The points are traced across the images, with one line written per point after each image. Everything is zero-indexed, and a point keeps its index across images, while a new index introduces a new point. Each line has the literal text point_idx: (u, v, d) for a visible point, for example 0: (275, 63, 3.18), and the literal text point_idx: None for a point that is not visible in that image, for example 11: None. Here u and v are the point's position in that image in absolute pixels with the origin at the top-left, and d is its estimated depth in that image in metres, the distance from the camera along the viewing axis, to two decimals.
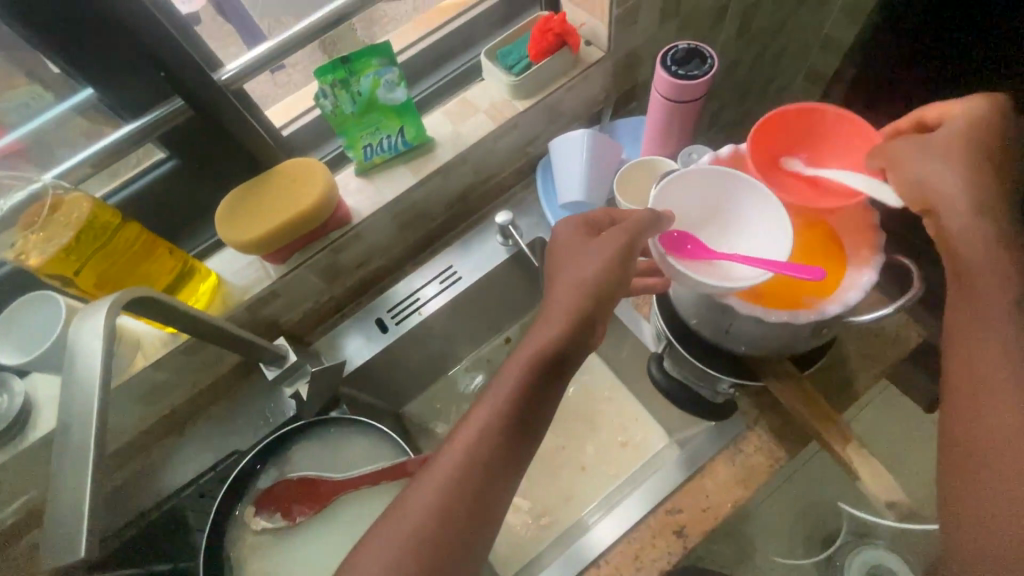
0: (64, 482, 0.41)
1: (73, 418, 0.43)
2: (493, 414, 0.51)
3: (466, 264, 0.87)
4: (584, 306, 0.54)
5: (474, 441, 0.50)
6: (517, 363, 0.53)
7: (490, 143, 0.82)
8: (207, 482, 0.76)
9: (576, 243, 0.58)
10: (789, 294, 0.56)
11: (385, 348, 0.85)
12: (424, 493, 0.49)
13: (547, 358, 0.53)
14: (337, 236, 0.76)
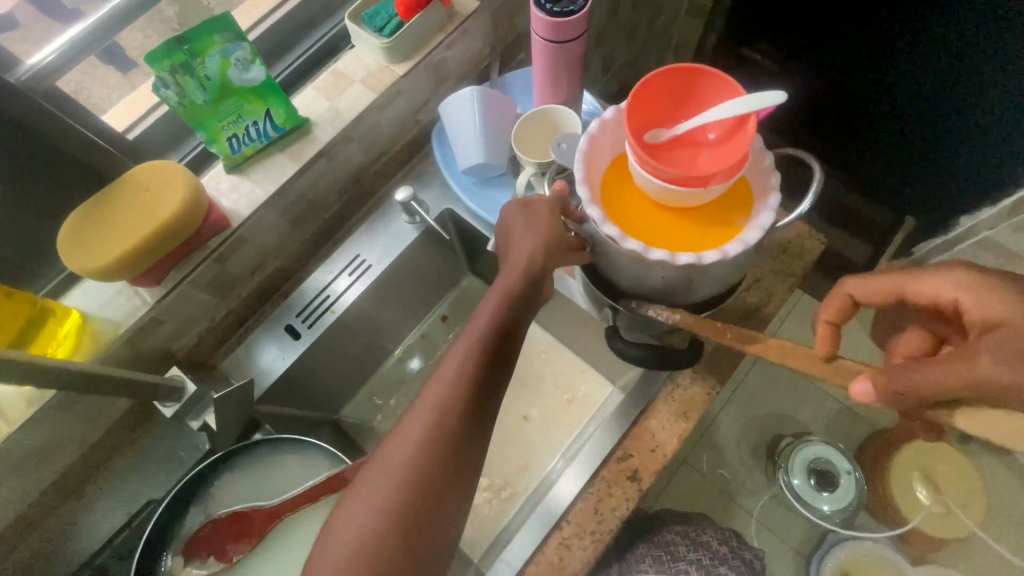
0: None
1: None
2: (441, 392, 0.50)
3: (375, 250, 0.81)
4: (525, 282, 0.57)
5: (430, 420, 0.49)
6: (455, 355, 0.53)
7: (374, 115, 0.75)
8: (122, 544, 0.69)
9: (518, 217, 0.61)
10: (720, 222, 0.58)
11: (302, 355, 0.77)
12: (377, 490, 0.47)
13: (497, 328, 0.54)
14: (217, 245, 0.67)
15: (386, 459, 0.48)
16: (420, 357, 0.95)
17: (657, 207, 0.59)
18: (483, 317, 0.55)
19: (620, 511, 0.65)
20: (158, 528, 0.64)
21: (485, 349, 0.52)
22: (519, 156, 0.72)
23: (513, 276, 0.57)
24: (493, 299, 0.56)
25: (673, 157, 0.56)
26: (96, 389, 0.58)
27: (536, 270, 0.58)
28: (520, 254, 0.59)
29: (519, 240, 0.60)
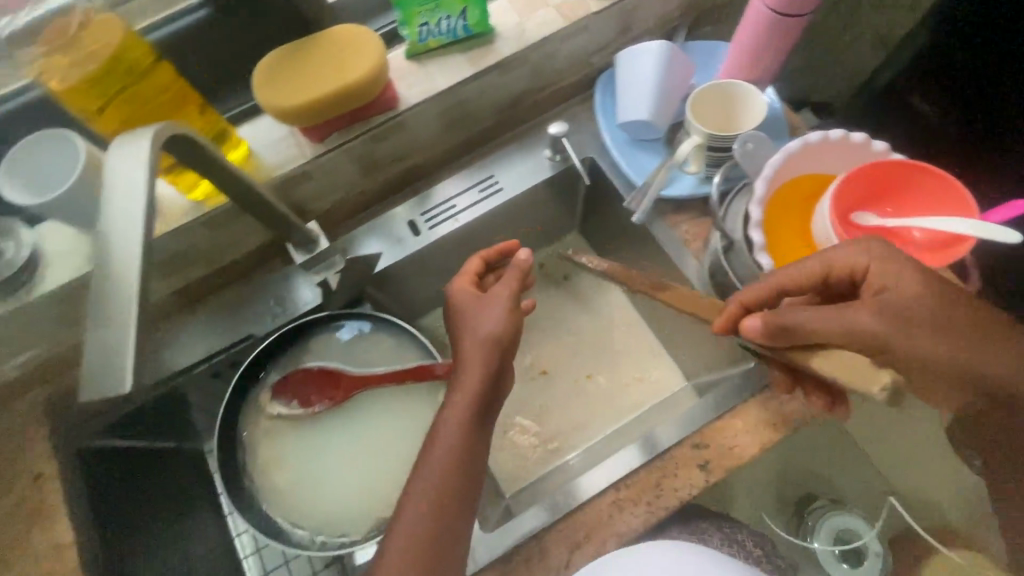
0: (117, 291, 0.35)
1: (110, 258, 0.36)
2: (459, 420, 0.55)
3: (510, 175, 0.81)
4: (495, 358, 0.58)
5: (454, 439, 0.55)
6: (450, 407, 0.56)
7: (556, 42, 0.75)
8: (220, 363, 0.74)
9: (469, 299, 0.62)
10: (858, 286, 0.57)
11: (414, 253, 0.78)
12: (426, 480, 0.53)
13: (487, 371, 0.57)
14: (380, 122, 0.69)
15: (430, 453, 0.54)
16: None
17: None
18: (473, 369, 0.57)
19: (681, 493, 0.65)
20: (258, 360, 0.69)
21: (487, 382, 0.57)
22: (689, 120, 0.68)
23: (500, 331, 0.59)
24: (482, 347, 0.58)
25: (862, 234, 0.56)
26: (261, 214, 0.60)
27: (509, 340, 0.59)
28: (485, 333, 0.58)
29: (482, 321, 0.60)
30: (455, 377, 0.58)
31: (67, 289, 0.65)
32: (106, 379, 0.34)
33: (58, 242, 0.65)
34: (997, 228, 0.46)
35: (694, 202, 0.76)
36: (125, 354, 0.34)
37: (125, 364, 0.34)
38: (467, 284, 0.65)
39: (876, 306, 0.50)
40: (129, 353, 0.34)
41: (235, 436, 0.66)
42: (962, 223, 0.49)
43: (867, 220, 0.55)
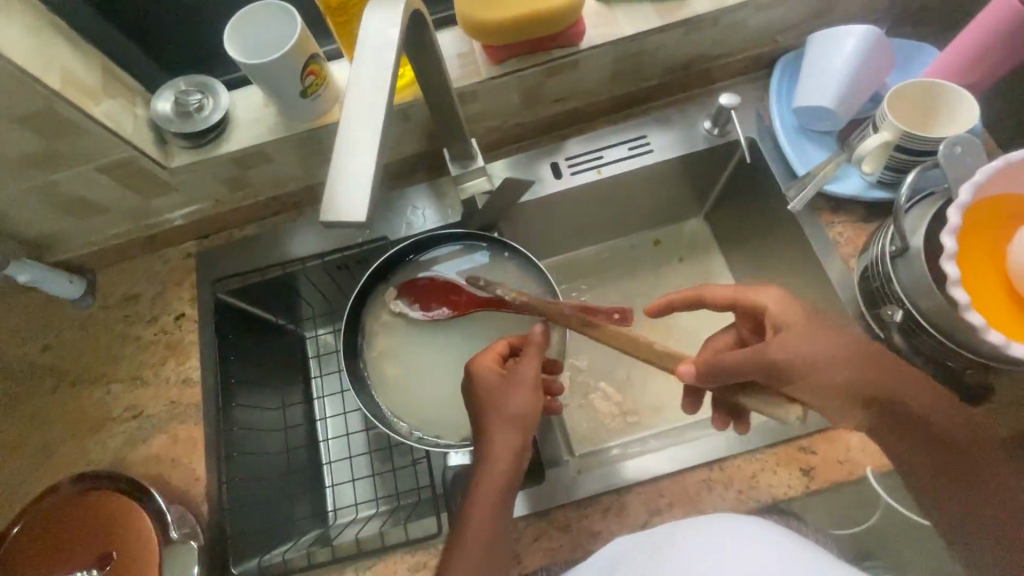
0: (361, 137, 0.38)
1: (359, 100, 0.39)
2: (486, 508, 0.53)
3: (662, 139, 0.80)
4: (522, 443, 0.55)
5: (489, 519, 0.53)
6: (479, 492, 0.54)
7: (749, 11, 0.72)
8: (353, 256, 0.78)
9: (494, 382, 0.57)
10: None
11: (550, 194, 0.79)
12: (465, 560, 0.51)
13: (513, 451, 0.55)
14: (558, 56, 0.70)
15: (467, 534, 0.52)
16: (620, 262, 0.95)
17: (1010, 298, 0.52)
18: (500, 448, 0.55)
19: (777, 491, 0.63)
20: (393, 259, 0.72)
21: (513, 459, 0.55)
22: (883, 113, 0.64)
23: (528, 415, 0.56)
24: (511, 428, 0.55)
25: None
26: (439, 117, 0.62)
27: (534, 423, 0.56)
28: (514, 414, 0.55)
29: (510, 405, 0.56)
30: (482, 450, 0.55)
31: (246, 154, 0.71)
32: (343, 205, 0.36)
33: (246, 109, 0.71)
34: None
35: (855, 205, 0.72)
36: (363, 190, 0.36)
37: (362, 198, 0.36)
38: (490, 361, 0.59)
39: (814, 348, 0.53)
40: (366, 190, 0.37)
41: (359, 322, 0.71)
42: None
43: None
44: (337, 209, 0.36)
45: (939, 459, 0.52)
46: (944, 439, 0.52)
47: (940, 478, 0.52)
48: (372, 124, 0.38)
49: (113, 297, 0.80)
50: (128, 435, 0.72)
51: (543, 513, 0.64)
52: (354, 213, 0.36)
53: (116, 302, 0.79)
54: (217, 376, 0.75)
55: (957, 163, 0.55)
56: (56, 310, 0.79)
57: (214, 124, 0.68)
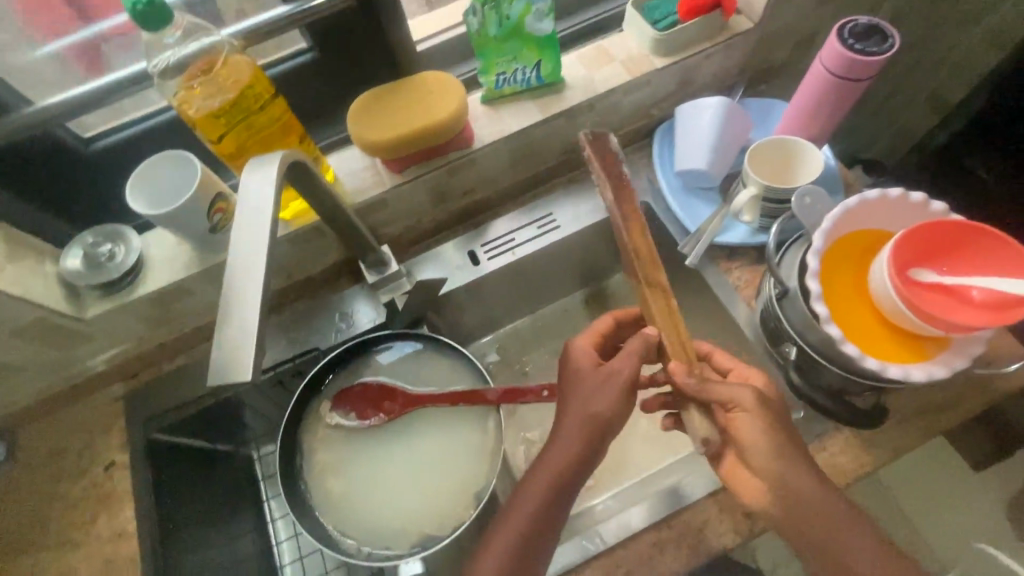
0: (246, 295, 0.40)
1: (237, 261, 0.42)
2: (535, 500, 0.57)
3: (567, 213, 0.86)
4: (590, 444, 0.57)
5: (532, 512, 0.57)
6: (530, 487, 0.58)
7: (620, 94, 0.80)
8: (284, 372, 0.79)
9: (583, 372, 0.61)
10: (917, 338, 0.57)
11: (471, 281, 0.82)
12: (494, 555, 0.56)
13: (579, 451, 0.57)
14: (454, 159, 0.75)
15: (506, 521, 0.57)
16: (555, 329, 0.99)
17: (881, 323, 0.58)
18: (564, 446, 0.58)
19: (724, 540, 0.64)
20: (322, 371, 0.73)
21: (576, 462, 0.57)
22: (748, 171, 0.71)
23: (604, 415, 0.57)
24: (575, 429, 0.58)
25: (922, 290, 0.55)
26: (342, 234, 0.65)
27: (611, 425, 0.58)
28: (590, 412, 0.58)
29: (589, 399, 0.59)
30: (554, 439, 0.58)
31: (162, 292, 0.72)
32: (227, 368, 0.37)
33: (160, 249, 0.72)
34: None
35: (746, 249, 0.78)
36: (249, 346, 0.38)
37: (248, 358, 0.38)
38: (584, 350, 0.64)
39: (751, 408, 0.55)
40: (250, 350, 0.38)
41: (295, 442, 0.70)
42: None
43: (926, 274, 0.56)
44: (224, 372, 0.38)
45: (795, 513, 0.54)
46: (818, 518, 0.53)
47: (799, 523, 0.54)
48: (251, 284, 0.41)
49: (38, 456, 0.76)
50: None
51: None
52: (240, 375, 0.37)
53: (38, 462, 0.76)
54: (152, 523, 0.71)
55: (807, 212, 0.62)
56: None
57: (127, 268, 0.69)
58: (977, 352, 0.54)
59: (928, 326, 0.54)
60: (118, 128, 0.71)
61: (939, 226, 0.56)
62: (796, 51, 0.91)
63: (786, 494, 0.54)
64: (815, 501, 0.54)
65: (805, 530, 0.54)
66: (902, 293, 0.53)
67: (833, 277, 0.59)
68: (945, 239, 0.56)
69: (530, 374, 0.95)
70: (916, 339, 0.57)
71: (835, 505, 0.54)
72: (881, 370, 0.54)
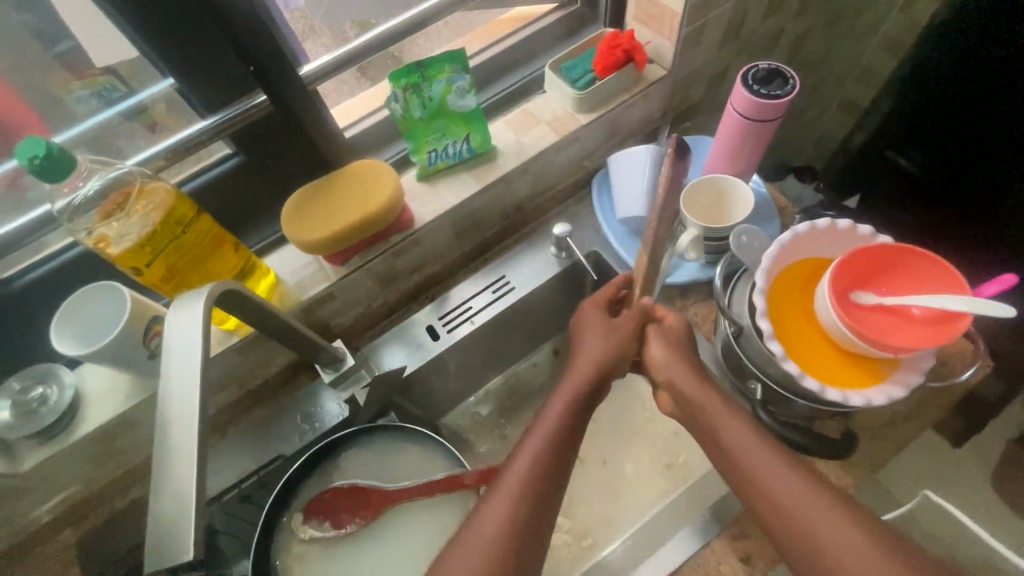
0: (180, 461, 0.39)
1: (169, 420, 0.40)
2: (544, 437, 0.58)
3: (519, 274, 0.85)
4: (592, 379, 0.65)
5: (542, 451, 0.57)
6: (537, 432, 0.59)
7: (552, 153, 0.82)
8: (249, 486, 0.73)
9: (595, 319, 0.70)
10: (871, 360, 0.58)
11: (433, 357, 0.80)
12: (504, 500, 0.52)
13: (582, 390, 0.64)
14: (397, 241, 0.75)
15: (515, 464, 0.56)
16: (527, 387, 0.97)
17: (834, 349, 0.59)
18: (569, 388, 0.64)
19: None
20: (290, 484, 0.69)
21: (580, 400, 0.63)
22: (685, 215, 0.73)
23: (601, 357, 0.66)
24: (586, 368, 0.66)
25: (864, 314, 0.57)
26: (291, 341, 0.63)
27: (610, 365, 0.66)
28: (590, 349, 0.67)
29: (593, 340, 0.68)
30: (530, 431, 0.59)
31: (105, 429, 0.67)
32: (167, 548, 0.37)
33: (99, 383, 0.68)
34: (991, 305, 0.49)
35: (698, 286, 0.80)
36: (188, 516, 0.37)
37: (186, 533, 0.37)
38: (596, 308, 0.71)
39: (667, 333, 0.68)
40: (188, 523, 0.37)
41: (269, 566, 0.66)
42: (954, 298, 0.51)
43: (866, 297, 0.57)
44: (167, 550, 0.37)
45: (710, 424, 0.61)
46: (752, 474, 0.55)
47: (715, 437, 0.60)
48: (185, 444, 0.39)
49: None
50: None
51: None
52: (180, 555, 0.37)
53: None
54: None
55: (745, 250, 0.63)
56: None
57: (63, 411, 0.65)
58: (927, 367, 0.56)
59: (877, 350, 0.55)
60: (45, 258, 0.66)
61: (870, 250, 0.58)
62: (712, 87, 0.95)
63: (705, 428, 0.62)
64: (748, 459, 0.56)
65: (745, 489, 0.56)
66: (846, 320, 0.55)
67: (780, 310, 0.60)
68: (877, 261, 0.58)
69: (509, 437, 0.92)
70: (869, 360, 0.58)
71: (768, 461, 0.56)
72: (843, 399, 0.55)
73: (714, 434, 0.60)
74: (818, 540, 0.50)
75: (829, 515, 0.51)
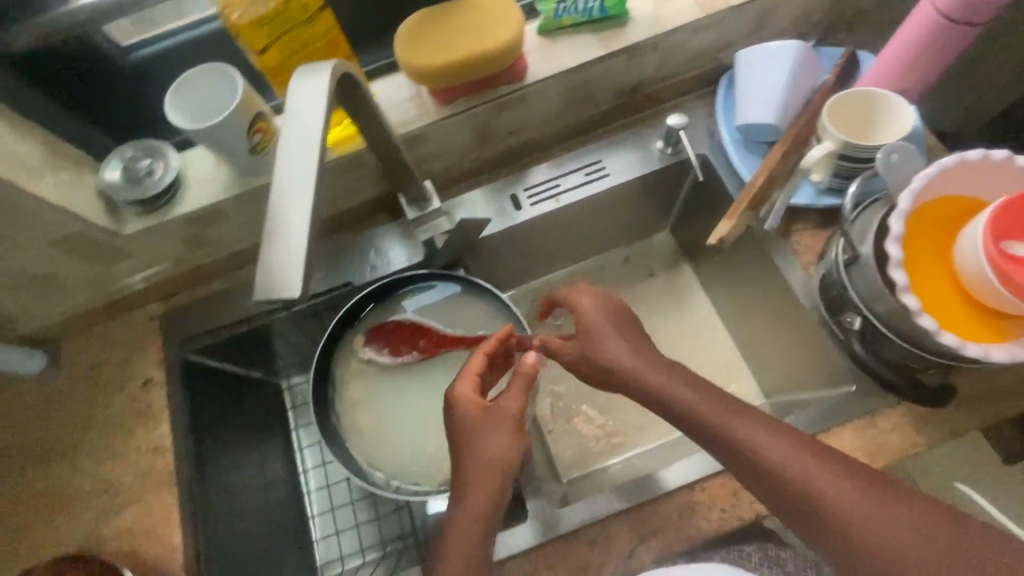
0: (293, 213, 0.40)
1: (286, 180, 0.41)
2: (496, 462, 0.53)
3: (618, 161, 0.81)
4: (505, 453, 0.54)
5: (496, 473, 0.53)
6: (490, 443, 0.54)
7: (687, 33, 0.74)
8: (318, 305, 0.78)
9: (476, 420, 0.56)
10: (999, 316, 0.52)
11: (513, 226, 0.79)
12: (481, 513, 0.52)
13: (506, 450, 0.54)
14: (506, 93, 0.71)
15: (482, 479, 0.53)
16: (590, 283, 0.95)
17: (961, 296, 0.53)
18: (495, 443, 0.54)
19: (759, 508, 0.63)
20: (358, 308, 0.71)
21: (509, 455, 0.54)
22: (825, 125, 0.65)
23: (508, 448, 0.54)
24: (493, 461, 0.53)
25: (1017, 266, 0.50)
26: (394, 167, 0.63)
27: (514, 459, 0.54)
28: (495, 445, 0.54)
29: (485, 444, 0.54)
30: (486, 407, 0.56)
31: (201, 214, 0.70)
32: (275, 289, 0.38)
33: (199, 170, 0.71)
34: None
35: (810, 213, 0.74)
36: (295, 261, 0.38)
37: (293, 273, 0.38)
38: (469, 384, 0.58)
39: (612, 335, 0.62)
40: (298, 268, 0.38)
41: (328, 376, 0.69)
42: None
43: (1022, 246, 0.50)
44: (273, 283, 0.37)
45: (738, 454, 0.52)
46: (775, 469, 0.50)
47: (747, 468, 0.51)
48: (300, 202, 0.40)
49: (78, 367, 0.77)
50: (102, 509, 0.70)
51: (528, 553, 0.63)
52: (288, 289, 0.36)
53: (80, 372, 0.77)
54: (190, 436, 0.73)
55: (891, 170, 0.56)
56: (20, 385, 0.77)
57: (162, 188, 0.68)
58: None
59: (1016, 304, 0.49)
60: None
61: None
62: None
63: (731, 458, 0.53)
64: (771, 452, 0.50)
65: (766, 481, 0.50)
66: (992, 264, 0.49)
67: (912, 241, 0.54)
68: None
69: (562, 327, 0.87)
70: (998, 316, 0.52)
71: (825, 480, 0.48)
72: (956, 347, 0.50)
73: (746, 459, 0.51)
74: (857, 529, 0.46)
75: (869, 500, 0.47)
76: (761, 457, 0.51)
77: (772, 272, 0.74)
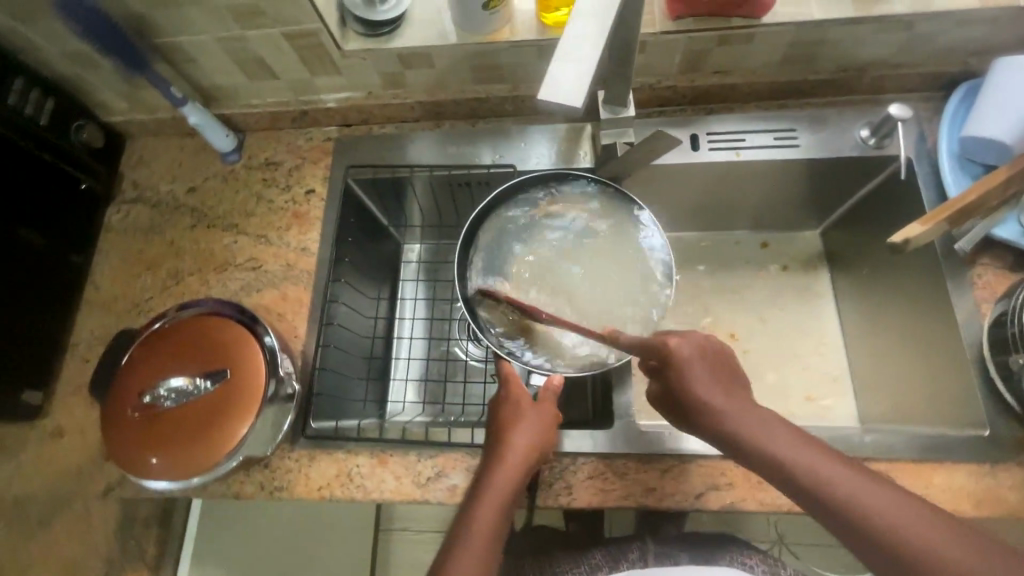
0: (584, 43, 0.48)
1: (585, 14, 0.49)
2: (525, 446, 0.60)
3: (813, 137, 0.77)
4: (537, 441, 0.61)
5: (521, 460, 0.59)
6: (522, 433, 0.61)
7: (950, 23, 0.68)
8: (477, 175, 0.81)
9: (520, 406, 0.63)
10: None
11: (685, 164, 0.79)
12: (503, 482, 0.57)
13: (536, 438, 0.61)
14: (737, 25, 0.69)
15: (506, 459, 0.59)
16: (720, 252, 0.94)
17: None
18: (531, 425, 0.61)
19: None
20: (520, 187, 0.74)
21: (538, 440, 0.61)
22: None
23: (543, 441, 0.61)
24: (524, 442, 0.60)
25: None
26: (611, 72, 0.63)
27: (547, 449, 0.61)
28: (529, 432, 0.61)
29: (523, 428, 0.61)
30: (528, 410, 0.63)
31: (411, 53, 0.74)
32: (564, 91, 0.46)
33: (423, 12, 0.74)
34: None
35: (1002, 250, 0.69)
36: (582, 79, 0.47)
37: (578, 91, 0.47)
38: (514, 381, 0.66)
39: (693, 362, 0.58)
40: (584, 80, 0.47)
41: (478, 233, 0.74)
42: None
43: None
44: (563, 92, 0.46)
45: (817, 509, 0.51)
46: (860, 521, 0.49)
47: (831, 524, 0.50)
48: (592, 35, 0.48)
49: (256, 160, 0.86)
50: (245, 282, 0.79)
51: (603, 457, 0.66)
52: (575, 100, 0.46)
53: (255, 163, 0.85)
54: (332, 248, 0.80)
55: None
56: (206, 159, 0.86)
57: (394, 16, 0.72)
58: None
59: None
60: None
61: None
62: None
63: (815, 509, 0.51)
64: (860, 501, 0.49)
65: (850, 532, 0.49)
66: None
67: None
68: None
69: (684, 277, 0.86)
70: None
71: (925, 536, 0.47)
72: None
73: (833, 511, 0.50)
74: None
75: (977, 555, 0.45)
76: (837, 507, 0.50)
77: (938, 296, 0.70)
